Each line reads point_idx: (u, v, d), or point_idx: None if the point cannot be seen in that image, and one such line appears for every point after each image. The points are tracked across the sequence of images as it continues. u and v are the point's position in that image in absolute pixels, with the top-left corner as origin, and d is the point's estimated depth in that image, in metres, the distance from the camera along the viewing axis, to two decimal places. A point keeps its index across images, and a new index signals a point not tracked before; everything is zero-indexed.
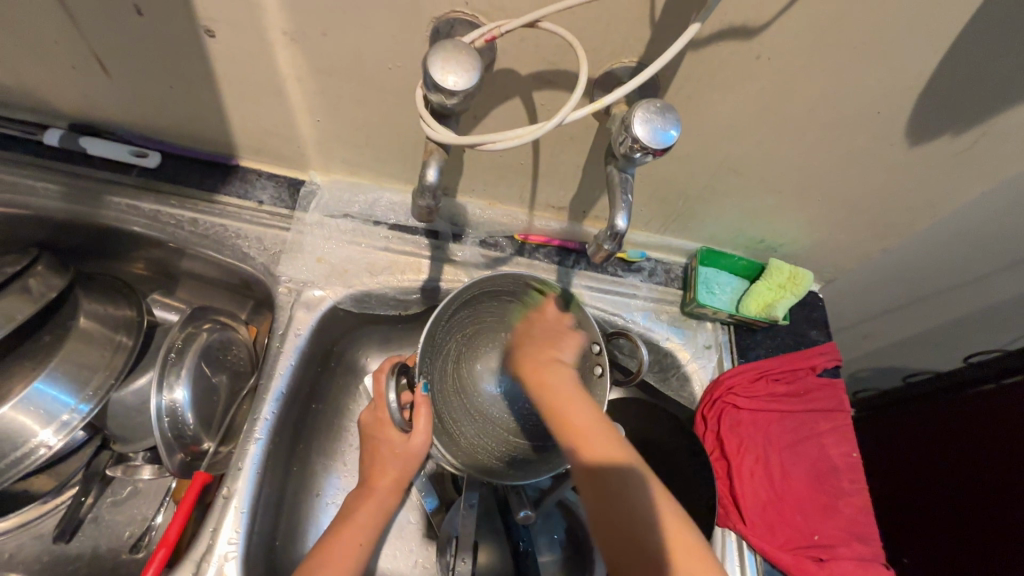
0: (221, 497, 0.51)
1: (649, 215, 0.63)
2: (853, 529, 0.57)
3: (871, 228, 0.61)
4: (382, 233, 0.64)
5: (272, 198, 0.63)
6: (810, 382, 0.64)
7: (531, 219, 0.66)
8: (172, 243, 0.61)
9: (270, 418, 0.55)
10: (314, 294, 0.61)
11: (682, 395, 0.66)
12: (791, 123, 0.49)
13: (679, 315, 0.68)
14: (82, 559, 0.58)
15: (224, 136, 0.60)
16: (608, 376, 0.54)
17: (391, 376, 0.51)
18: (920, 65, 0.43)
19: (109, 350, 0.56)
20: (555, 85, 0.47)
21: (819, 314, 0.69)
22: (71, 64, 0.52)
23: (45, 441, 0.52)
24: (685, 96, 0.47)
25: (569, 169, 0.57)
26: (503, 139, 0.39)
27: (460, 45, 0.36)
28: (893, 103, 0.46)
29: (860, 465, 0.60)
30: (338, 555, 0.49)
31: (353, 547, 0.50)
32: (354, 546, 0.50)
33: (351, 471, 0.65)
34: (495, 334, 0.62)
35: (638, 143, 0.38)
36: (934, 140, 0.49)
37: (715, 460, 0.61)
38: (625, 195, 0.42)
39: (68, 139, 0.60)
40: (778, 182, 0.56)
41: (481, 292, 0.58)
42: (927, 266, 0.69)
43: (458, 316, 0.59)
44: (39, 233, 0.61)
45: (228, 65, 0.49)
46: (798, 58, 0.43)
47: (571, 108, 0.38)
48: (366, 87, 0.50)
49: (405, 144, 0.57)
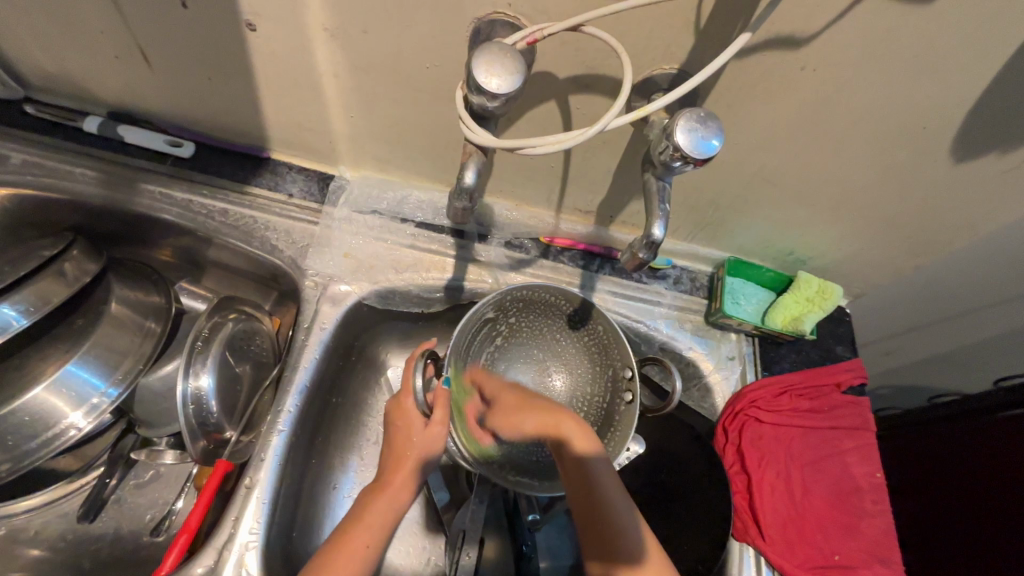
0: (244, 487, 0.51)
1: (678, 222, 0.63)
2: (876, 551, 0.56)
3: (906, 244, 0.60)
4: (409, 231, 0.65)
5: (302, 191, 0.64)
6: (834, 399, 0.63)
7: (558, 222, 0.66)
8: (201, 232, 0.61)
9: (293, 410, 0.55)
10: (340, 289, 0.61)
11: (704, 406, 0.66)
12: (833, 134, 0.48)
13: (703, 324, 0.67)
14: (104, 539, 0.58)
15: (257, 129, 0.61)
16: (638, 403, 0.54)
17: (420, 359, 0.52)
18: (972, 81, 0.42)
19: (139, 336, 0.58)
20: (593, 89, 0.47)
21: (847, 330, 0.68)
22: (114, 54, 0.53)
23: (74, 422, 0.53)
24: (726, 104, 0.47)
25: (600, 173, 0.57)
26: (543, 143, 0.39)
27: (504, 48, 0.36)
28: (940, 118, 0.45)
29: (884, 486, 0.59)
30: (343, 559, 0.46)
31: (357, 549, 0.47)
32: (361, 549, 0.48)
33: (367, 465, 0.65)
34: (529, 347, 0.63)
35: (679, 151, 0.38)
36: (979, 158, 0.48)
37: (735, 473, 0.60)
38: (662, 203, 0.42)
39: (107, 127, 0.61)
40: (813, 194, 0.55)
41: (518, 304, 0.60)
42: (960, 284, 0.68)
43: (496, 322, 0.61)
44: (74, 217, 0.62)
45: (267, 59, 0.50)
46: (845, 70, 0.42)
47: (615, 114, 0.38)
48: (402, 85, 0.50)
49: (437, 143, 0.57)
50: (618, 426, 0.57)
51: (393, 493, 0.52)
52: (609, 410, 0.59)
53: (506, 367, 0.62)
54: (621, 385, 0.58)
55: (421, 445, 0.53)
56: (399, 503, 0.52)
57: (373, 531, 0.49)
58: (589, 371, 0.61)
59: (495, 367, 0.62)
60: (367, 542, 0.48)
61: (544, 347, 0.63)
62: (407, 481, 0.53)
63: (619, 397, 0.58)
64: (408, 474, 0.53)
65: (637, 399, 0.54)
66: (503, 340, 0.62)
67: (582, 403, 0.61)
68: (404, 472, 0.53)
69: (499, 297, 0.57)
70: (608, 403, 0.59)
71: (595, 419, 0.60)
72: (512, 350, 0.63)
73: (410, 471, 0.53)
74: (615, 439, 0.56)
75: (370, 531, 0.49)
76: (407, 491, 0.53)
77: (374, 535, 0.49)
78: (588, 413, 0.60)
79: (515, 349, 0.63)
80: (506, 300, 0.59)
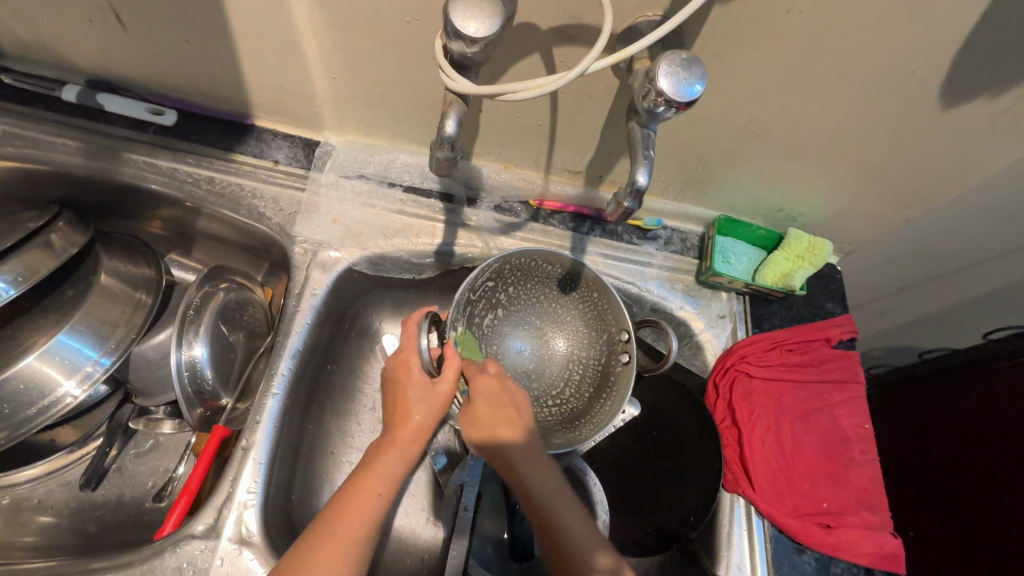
0: (239, 448, 0.52)
1: (668, 181, 0.62)
2: (863, 498, 0.57)
3: (895, 197, 0.60)
4: (397, 196, 0.64)
5: (287, 157, 0.63)
6: (824, 354, 0.64)
7: (547, 184, 0.65)
8: (189, 202, 0.61)
9: (286, 373, 0.56)
10: (329, 256, 0.61)
11: (694, 363, 0.67)
12: (821, 81, 0.47)
13: (694, 284, 0.67)
14: (107, 507, 0.59)
15: (240, 95, 0.60)
16: (635, 366, 0.55)
17: (425, 321, 0.54)
18: (960, 20, 0.41)
19: (129, 306, 0.58)
20: (577, 40, 0.46)
21: (837, 287, 0.69)
22: (88, 17, 0.51)
23: (69, 391, 0.54)
24: (712, 52, 0.46)
25: (587, 131, 0.56)
26: (524, 89, 0.39)
27: None
28: (928, 61, 0.44)
29: (872, 437, 0.60)
30: (356, 507, 0.48)
31: (369, 499, 0.48)
32: (373, 498, 0.48)
33: (365, 431, 0.65)
34: (526, 314, 0.62)
35: (662, 96, 0.37)
36: (969, 102, 0.47)
37: (726, 428, 0.61)
38: (647, 152, 0.41)
39: (86, 95, 0.60)
40: (802, 147, 0.55)
41: (516, 271, 0.60)
42: (951, 239, 0.68)
43: (494, 289, 0.60)
44: (59, 189, 0.61)
45: (244, 18, 0.49)
46: (831, 12, 0.41)
47: (594, 58, 0.37)
48: (383, 43, 0.49)
49: (422, 104, 0.56)
50: (614, 385, 0.57)
51: (403, 444, 0.53)
52: (603, 371, 0.59)
53: (505, 336, 0.62)
54: (617, 349, 0.59)
55: (428, 402, 0.54)
56: (411, 455, 0.53)
57: (386, 480, 0.50)
58: (586, 335, 0.61)
59: (494, 336, 0.61)
60: (380, 492, 0.49)
61: (541, 313, 0.62)
62: (417, 436, 0.53)
63: (614, 359, 0.59)
64: (415, 429, 0.53)
65: (635, 360, 0.55)
66: (502, 308, 0.61)
67: (578, 365, 0.61)
68: (412, 426, 0.53)
69: (491, 265, 0.57)
70: (604, 367, 0.59)
71: (591, 382, 0.60)
72: (511, 318, 0.62)
73: (417, 425, 0.53)
74: (610, 398, 0.57)
75: (384, 481, 0.50)
76: (417, 444, 0.53)
77: (387, 485, 0.50)
78: (583, 375, 0.61)
79: (514, 315, 0.62)
80: (500, 268, 0.58)
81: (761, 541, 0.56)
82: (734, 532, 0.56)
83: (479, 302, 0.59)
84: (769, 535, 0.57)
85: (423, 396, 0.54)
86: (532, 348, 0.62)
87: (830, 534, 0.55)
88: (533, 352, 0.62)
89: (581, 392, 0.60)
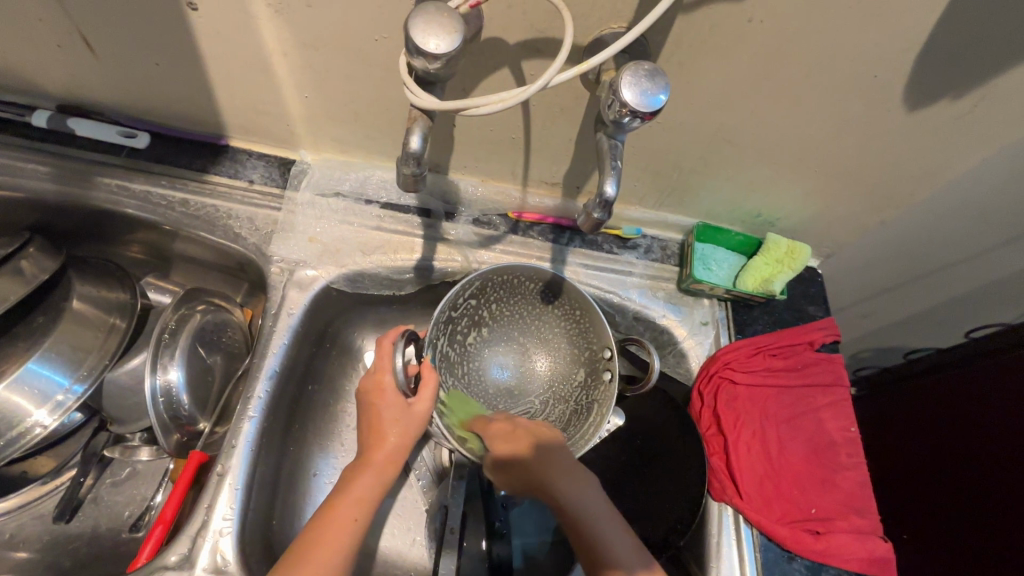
0: (215, 474, 0.51)
1: (644, 190, 0.63)
2: (852, 502, 0.57)
3: (870, 199, 0.61)
4: (374, 212, 0.64)
5: (263, 177, 0.63)
6: (808, 357, 0.64)
7: (524, 197, 0.65)
8: (165, 225, 0.60)
9: (263, 396, 0.55)
10: (306, 274, 0.60)
11: (679, 371, 0.67)
12: (787, 86, 0.48)
13: (676, 292, 0.67)
14: (82, 539, 0.58)
15: (213, 116, 0.60)
16: (616, 383, 0.56)
17: (400, 339, 0.53)
18: (917, 24, 0.42)
19: (103, 332, 0.57)
20: (543, 53, 0.46)
21: (818, 290, 0.69)
22: (56, 43, 0.51)
23: (40, 420, 0.53)
24: (679, 61, 0.46)
25: (561, 142, 0.56)
26: (487, 103, 0.39)
27: (442, 7, 0.35)
28: (891, 66, 0.45)
29: (859, 439, 0.60)
30: (332, 533, 0.46)
31: (345, 524, 0.47)
32: (347, 524, 0.47)
33: (348, 451, 0.64)
34: (507, 333, 0.62)
35: (626, 107, 0.37)
36: (933, 104, 0.48)
37: (712, 435, 0.60)
38: (614, 162, 0.42)
39: (56, 121, 0.59)
40: (774, 153, 0.55)
41: (499, 289, 0.60)
42: (928, 239, 0.69)
43: (476, 308, 0.60)
44: (31, 216, 0.61)
45: (213, 40, 0.49)
46: (791, 20, 0.42)
47: (555, 71, 0.38)
48: (353, 60, 0.49)
49: (395, 120, 0.56)
50: (600, 402, 0.57)
51: (378, 469, 0.51)
52: (588, 389, 0.59)
53: (485, 355, 0.61)
54: (600, 362, 0.59)
55: (403, 424, 0.53)
56: (387, 477, 0.52)
57: (363, 505, 0.49)
58: (568, 353, 0.61)
59: (474, 355, 0.61)
60: (356, 517, 0.48)
61: (523, 332, 0.62)
62: (393, 458, 0.52)
63: (598, 377, 0.59)
64: (391, 451, 0.52)
65: (615, 378, 0.56)
66: (484, 326, 0.61)
67: (561, 383, 0.61)
68: (387, 448, 0.52)
69: (474, 281, 0.57)
70: (588, 383, 0.60)
71: (573, 401, 0.60)
72: (492, 337, 0.62)
73: (391, 451, 0.52)
74: (594, 417, 0.57)
75: (359, 506, 0.49)
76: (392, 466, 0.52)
77: (362, 510, 0.49)
78: (566, 394, 0.61)
79: (496, 333, 0.62)
80: (481, 286, 0.59)
81: (750, 549, 0.56)
82: (722, 543, 0.55)
83: (461, 321, 0.59)
84: (758, 544, 0.56)
85: (399, 418, 0.53)
86: (514, 367, 0.62)
87: (820, 541, 0.54)
88: (514, 370, 0.61)
89: (562, 411, 0.60)
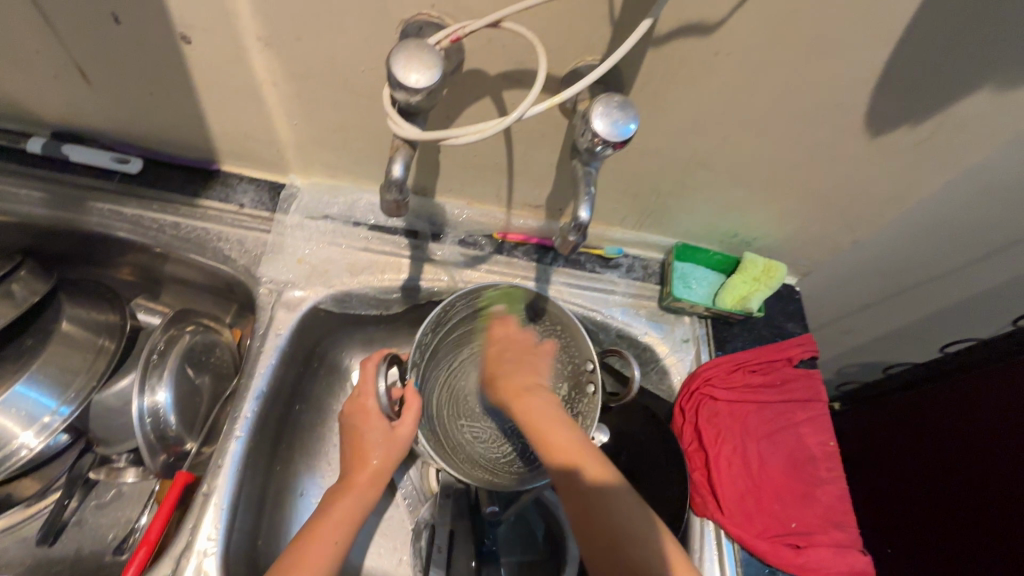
0: (201, 494, 0.51)
1: (625, 212, 0.65)
2: (831, 516, 0.58)
3: (841, 219, 0.63)
4: (362, 234, 0.66)
5: (253, 201, 0.65)
6: (786, 373, 0.65)
7: (509, 218, 0.67)
8: (155, 247, 0.62)
9: (251, 416, 0.55)
10: (294, 295, 0.62)
11: (662, 387, 0.68)
12: (754, 115, 0.50)
13: (657, 310, 0.69)
14: (65, 562, 0.58)
15: (206, 143, 0.61)
16: (599, 396, 0.56)
17: (381, 364, 0.55)
18: (873, 58, 0.44)
19: (91, 353, 0.58)
20: (522, 84, 0.48)
21: (796, 307, 0.71)
22: (53, 74, 0.53)
23: (26, 442, 0.53)
24: (652, 91, 0.49)
25: (542, 167, 0.58)
26: (465, 134, 0.41)
27: (422, 44, 0.38)
28: (850, 96, 0.48)
29: (837, 454, 0.61)
30: (311, 555, 0.47)
31: (325, 548, 0.48)
32: (328, 548, 0.48)
33: (334, 469, 0.65)
34: None
35: (598, 137, 0.39)
36: (893, 130, 0.51)
37: (694, 451, 0.61)
38: (589, 187, 0.44)
39: (51, 147, 0.61)
40: (746, 177, 0.58)
41: (475, 307, 0.61)
42: (900, 258, 0.71)
43: (453, 328, 0.62)
44: (23, 239, 0.62)
45: (206, 71, 0.51)
46: (754, 54, 0.44)
47: (530, 103, 0.40)
48: (341, 90, 0.51)
49: (382, 146, 0.58)
50: (584, 417, 0.58)
51: (360, 491, 0.52)
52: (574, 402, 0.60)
53: (469, 376, 0.64)
54: (581, 376, 0.60)
55: (385, 446, 0.53)
56: (368, 501, 0.52)
57: (343, 528, 0.49)
58: (551, 367, 0.62)
59: (459, 377, 0.64)
60: (336, 539, 0.49)
61: None
62: (374, 480, 0.53)
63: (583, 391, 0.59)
64: (372, 474, 0.53)
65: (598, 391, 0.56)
66: (467, 349, 0.65)
67: None
68: (369, 471, 0.53)
69: (457, 303, 0.58)
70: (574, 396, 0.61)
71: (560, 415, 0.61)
72: (476, 358, 0.65)
73: (374, 473, 0.53)
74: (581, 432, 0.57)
75: (339, 529, 0.49)
76: (374, 490, 0.52)
77: (343, 533, 0.49)
78: (553, 408, 0.62)
79: (480, 355, 0.65)
80: (464, 306, 0.60)
81: (732, 565, 0.56)
82: (705, 558, 0.56)
83: (441, 342, 0.61)
84: (739, 559, 0.57)
85: (382, 441, 0.54)
86: None
87: (800, 555, 0.55)
88: None
89: None
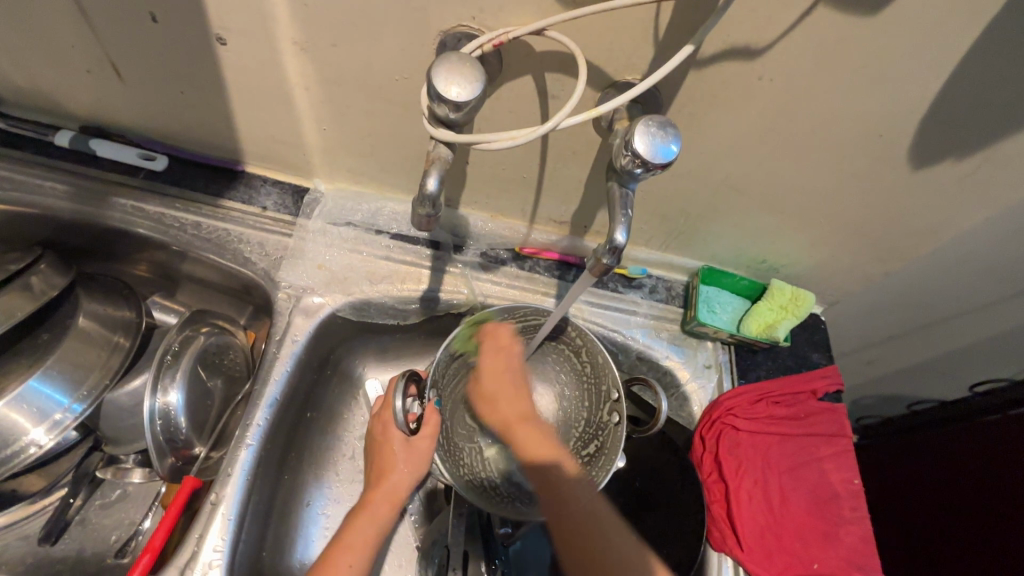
0: (209, 503, 0.50)
1: (651, 232, 0.63)
2: (854, 559, 0.55)
3: (875, 251, 0.61)
4: (384, 242, 0.65)
5: (276, 204, 0.64)
6: (811, 407, 0.63)
7: (530, 232, 0.65)
8: (176, 246, 0.61)
9: (262, 424, 0.54)
10: (313, 302, 0.61)
11: (682, 414, 0.66)
12: (793, 143, 0.49)
13: (680, 333, 0.67)
14: (65, 562, 0.57)
15: (232, 143, 0.61)
16: (624, 426, 0.54)
17: (399, 381, 0.52)
18: (922, 90, 0.43)
19: (106, 350, 0.57)
20: (558, 100, 0.47)
21: (822, 338, 0.69)
22: (85, 68, 0.53)
23: (35, 439, 0.52)
24: (689, 112, 0.48)
25: (571, 183, 0.57)
26: (498, 139, 0.40)
27: (464, 57, 0.37)
28: (895, 127, 0.46)
29: (862, 493, 0.59)
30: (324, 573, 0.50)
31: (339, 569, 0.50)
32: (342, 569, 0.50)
33: (340, 484, 0.63)
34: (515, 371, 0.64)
35: (639, 158, 0.38)
36: (937, 164, 0.49)
37: (714, 482, 0.60)
38: (625, 210, 0.42)
39: (78, 140, 0.61)
40: (780, 204, 0.56)
41: (500, 328, 0.61)
42: (933, 292, 0.69)
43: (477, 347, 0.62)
44: (44, 231, 0.61)
45: (239, 74, 0.50)
46: (799, 81, 0.43)
47: (565, 115, 0.39)
48: (373, 98, 0.51)
49: (409, 155, 0.57)
50: (606, 447, 0.57)
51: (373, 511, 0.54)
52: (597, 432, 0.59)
53: None
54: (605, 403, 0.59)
55: (405, 458, 0.55)
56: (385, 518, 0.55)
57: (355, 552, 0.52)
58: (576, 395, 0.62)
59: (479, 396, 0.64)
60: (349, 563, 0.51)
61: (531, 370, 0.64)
62: (388, 496, 0.55)
63: (607, 419, 0.58)
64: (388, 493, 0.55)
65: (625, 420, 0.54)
66: None
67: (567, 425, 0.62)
68: (386, 488, 0.55)
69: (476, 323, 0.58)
70: (597, 425, 0.60)
71: (582, 444, 0.60)
72: None
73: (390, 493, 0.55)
74: (601, 464, 0.57)
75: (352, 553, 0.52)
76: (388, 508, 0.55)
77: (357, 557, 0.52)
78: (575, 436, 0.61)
79: None
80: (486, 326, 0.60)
81: None
82: None
83: (467, 362, 0.62)
84: None
85: (405, 458, 0.56)
86: None
87: None
88: None
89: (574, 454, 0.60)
